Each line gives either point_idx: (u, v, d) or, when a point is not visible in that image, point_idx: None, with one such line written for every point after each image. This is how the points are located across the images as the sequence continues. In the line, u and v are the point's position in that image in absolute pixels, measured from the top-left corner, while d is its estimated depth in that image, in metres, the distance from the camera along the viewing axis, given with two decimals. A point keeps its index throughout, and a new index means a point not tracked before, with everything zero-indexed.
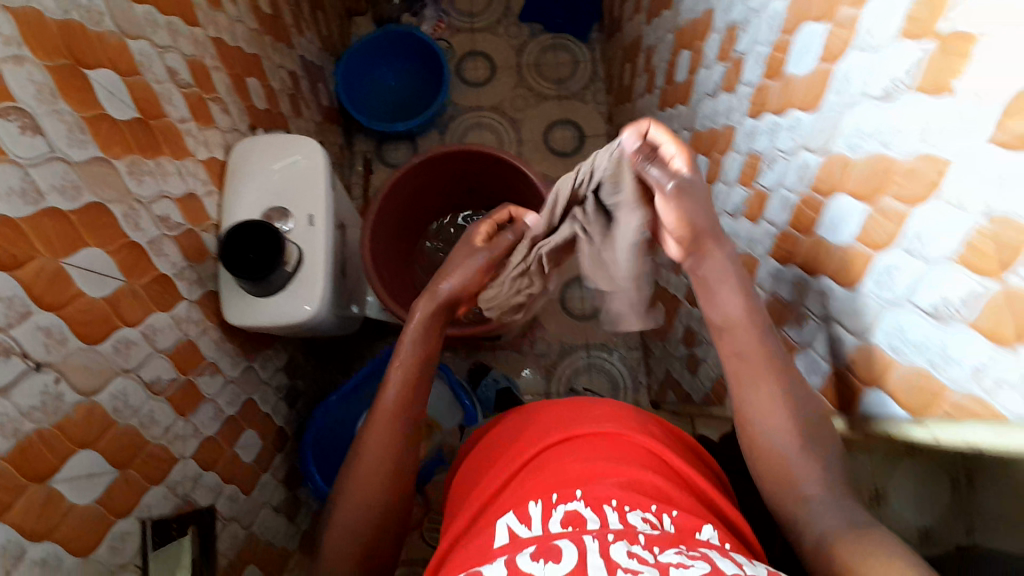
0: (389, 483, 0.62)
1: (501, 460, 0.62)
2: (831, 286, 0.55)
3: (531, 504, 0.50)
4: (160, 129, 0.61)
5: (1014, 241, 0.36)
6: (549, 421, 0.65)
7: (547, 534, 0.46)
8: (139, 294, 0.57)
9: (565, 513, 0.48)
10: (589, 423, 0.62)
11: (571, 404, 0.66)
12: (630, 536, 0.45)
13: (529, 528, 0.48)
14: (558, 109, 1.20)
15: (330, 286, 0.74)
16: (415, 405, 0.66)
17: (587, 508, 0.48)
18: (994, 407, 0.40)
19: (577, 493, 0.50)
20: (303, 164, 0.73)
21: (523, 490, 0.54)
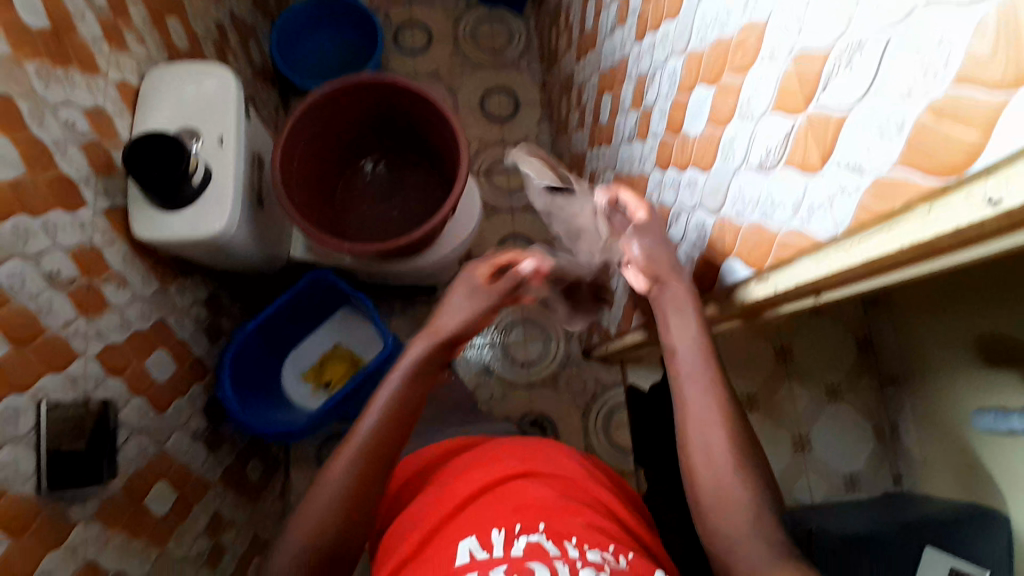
0: (342, 516, 0.57)
1: (452, 480, 0.63)
2: (695, 175, 0.61)
3: (494, 531, 0.52)
4: (72, 44, 0.65)
5: (812, 73, 0.41)
6: (498, 458, 0.65)
7: (511, 557, 0.48)
8: (42, 189, 0.60)
9: (528, 542, 0.50)
10: (544, 468, 0.63)
11: (524, 450, 0.67)
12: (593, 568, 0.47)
13: (490, 552, 0.50)
14: (493, 76, 1.26)
15: (242, 209, 0.77)
16: (390, 443, 0.61)
17: (549, 540, 0.50)
18: (810, 236, 0.45)
19: (539, 526, 0.52)
20: (215, 89, 0.77)
21: (484, 514, 0.55)
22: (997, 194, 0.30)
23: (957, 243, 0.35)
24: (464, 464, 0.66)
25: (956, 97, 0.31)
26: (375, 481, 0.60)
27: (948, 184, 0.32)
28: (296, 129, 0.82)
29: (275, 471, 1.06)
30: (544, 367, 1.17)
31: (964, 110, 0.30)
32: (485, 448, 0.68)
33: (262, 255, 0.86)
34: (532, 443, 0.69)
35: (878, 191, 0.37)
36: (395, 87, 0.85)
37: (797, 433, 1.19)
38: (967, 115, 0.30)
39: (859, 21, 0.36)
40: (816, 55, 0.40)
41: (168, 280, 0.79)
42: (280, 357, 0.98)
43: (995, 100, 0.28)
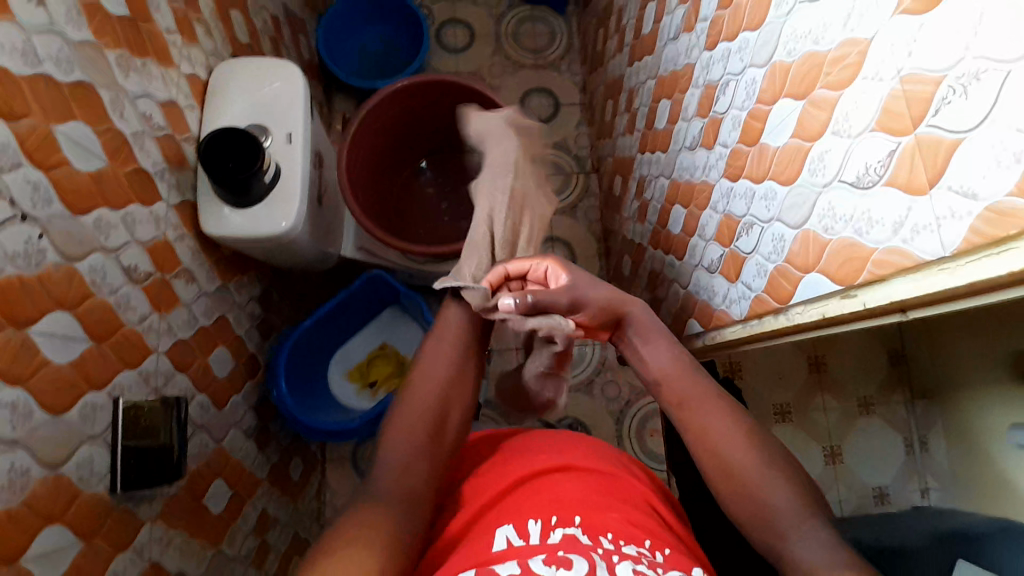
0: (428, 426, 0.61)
1: (490, 476, 0.64)
2: (772, 187, 0.58)
3: (530, 521, 0.52)
4: (149, 35, 0.64)
5: (925, 95, 0.39)
6: (541, 452, 0.65)
7: (548, 545, 0.48)
8: (121, 184, 0.59)
9: (563, 534, 0.50)
10: (583, 462, 0.63)
11: (567, 446, 0.66)
12: (633, 559, 0.48)
13: (528, 540, 0.50)
14: (535, 78, 1.26)
15: (307, 209, 0.77)
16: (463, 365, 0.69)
17: (585, 533, 0.50)
18: (910, 256, 0.42)
19: (575, 519, 0.52)
20: (282, 86, 0.77)
21: (519, 508, 0.55)
22: None
23: None
24: (503, 460, 0.66)
25: None
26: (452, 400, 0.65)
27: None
28: (370, 117, 0.90)
29: (314, 467, 1.06)
30: (580, 371, 1.17)
31: None
32: (520, 444, 0.69)
33: (318, 251, 0.86)
34: (574, 438, 0.69)
35: (989, 218, 0.36)
36: (414, 88, 0.91)
37: (829, 444, 1.20)
38: None
39: (980, 47, 0.34)
40: (931, 77, 0.38)
41: (229, 275, 0.79)
42: (328, 355, 0.98)
43: None
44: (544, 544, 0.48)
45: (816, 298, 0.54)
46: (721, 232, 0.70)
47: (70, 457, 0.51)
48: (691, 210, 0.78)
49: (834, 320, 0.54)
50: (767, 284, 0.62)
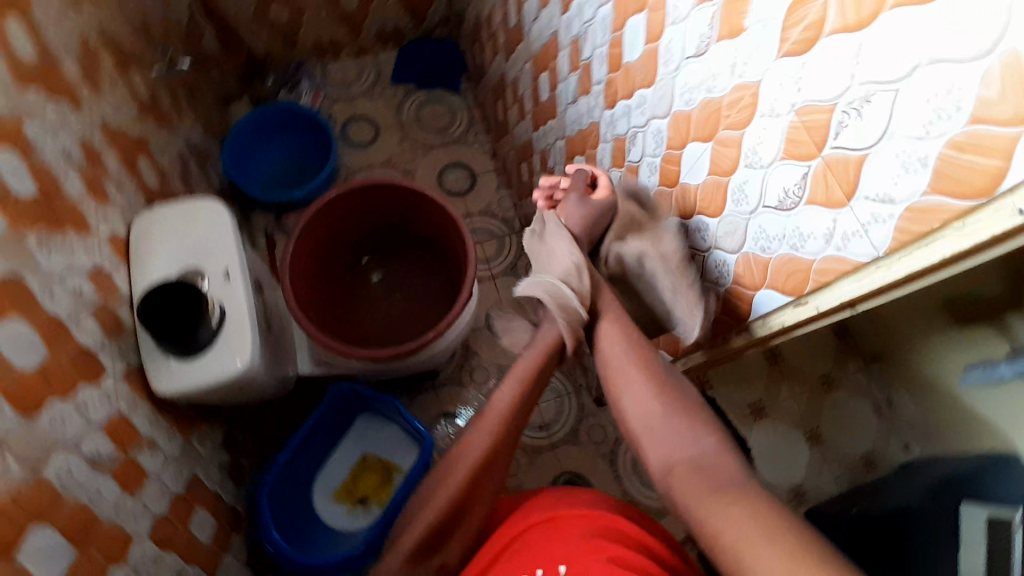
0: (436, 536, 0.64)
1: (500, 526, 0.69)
2: (702, 222, 0.63)
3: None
4: (64, 209, 0.63)
5: (822, 122, 0.44)
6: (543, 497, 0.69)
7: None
8: (66, 370, 0.56)
9: None
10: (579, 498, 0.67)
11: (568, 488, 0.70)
12: None
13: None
14: (446, 155, 1.29)
15: (260, 342, 0.75)
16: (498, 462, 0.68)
17: None
18: (848, 260, 0.47)
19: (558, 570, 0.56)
20: (208, 227, 0.76)
21: (515, 560, 0.60)
22: None
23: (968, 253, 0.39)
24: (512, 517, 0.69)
25: (973, 134, 0.34)
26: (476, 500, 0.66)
27: (979, 204, 0.36)
28: (301, 237, 0.87)
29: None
30: (561, 424, 1.17)
31: (983, 141, 0.34)
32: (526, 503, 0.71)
33: (275, 380, 0.83)
34: (576, 489, 0.70)
35: (911, 216, 0.40)
36: (333, 203, 0.90)
37: (807, 427, 1.27)
38: (983, 149, 0.34)
39: (863, 76, 0.39)
40: (823, 106, 0.43)
41: (189, 430, 0.75)
42: (309, 482, 0.94)
43: (1008, 132, 0.32)
44: None
45: (772, 310, 0.58)
46: None
47: None
48: None
49: (789, 327, 0.58)
50: (722, 307, 0.66)
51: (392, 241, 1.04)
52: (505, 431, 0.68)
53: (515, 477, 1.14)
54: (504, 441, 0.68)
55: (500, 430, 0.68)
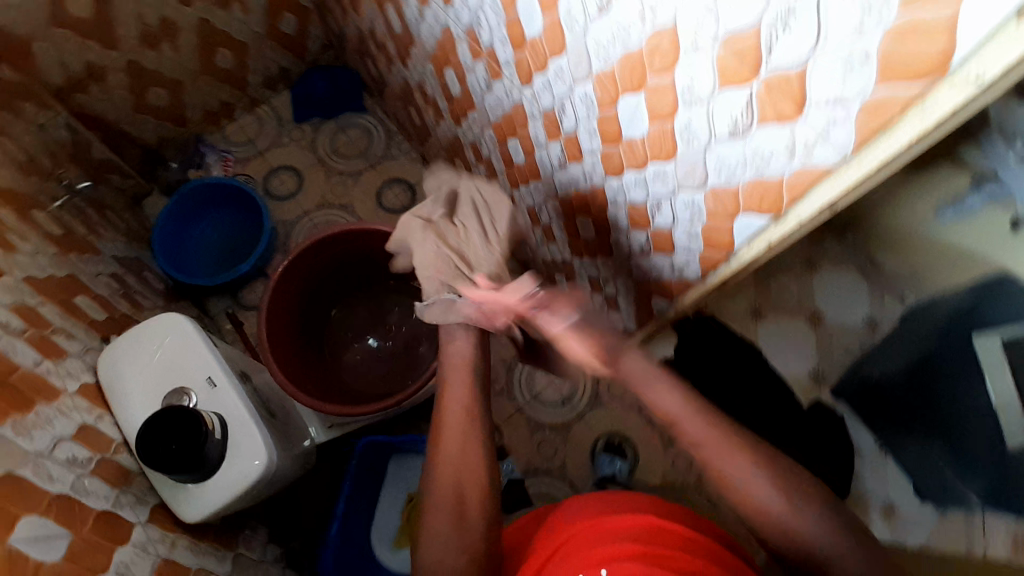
0: (449, 514, 0.67)
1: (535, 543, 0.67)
2: (659, 168, 0.61)
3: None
4: (25, 382, 0.60)
5: (749, 47, 0.42)
6: (583, 507, 0.67)
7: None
8: (94, 540, 0.54)
9: None
10: (617, 503, 0.65)
11: (607, 493, 0.69)
12: None
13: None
14: (377, 175, 1.26)
15: (270, 434, 0.72)
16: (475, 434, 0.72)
17: None
18: (818, 167, 0.47)
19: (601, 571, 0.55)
20: (173, 341, 0.72)
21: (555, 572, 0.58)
22: (980, 74, 0.34)
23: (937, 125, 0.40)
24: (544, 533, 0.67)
25: (908, 23, 0.34)
26: (473, 470, 0.70)
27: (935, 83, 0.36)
28: (270, 311, 0.85)
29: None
30: (581, 394, 1.18)
31: (920, 29, 0.34)
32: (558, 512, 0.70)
33: (296, 460, 0.81)
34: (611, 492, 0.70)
35: (869, 110, 0.41)
36: (288, 272, 0.87)
37: (807, 310, 1.28)
38: (925, 35, 0.34)
39: None
40: (745, 32, 0.42)
41: (233, 542, 0.74)
42: (365, 540, 0.91)
43: (941, 17, 0.32)
44: None
45: (747, 233, 0.60)
46: (634, 220, 0.73)
47: None
48: (595, 214, 0.81)
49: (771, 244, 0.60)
50: (706, 241, 0.66)
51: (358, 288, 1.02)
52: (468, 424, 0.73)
53: (556, 459, 1.14)
54: (471, 432, 0.72)
55: (467, 427, 0.72)
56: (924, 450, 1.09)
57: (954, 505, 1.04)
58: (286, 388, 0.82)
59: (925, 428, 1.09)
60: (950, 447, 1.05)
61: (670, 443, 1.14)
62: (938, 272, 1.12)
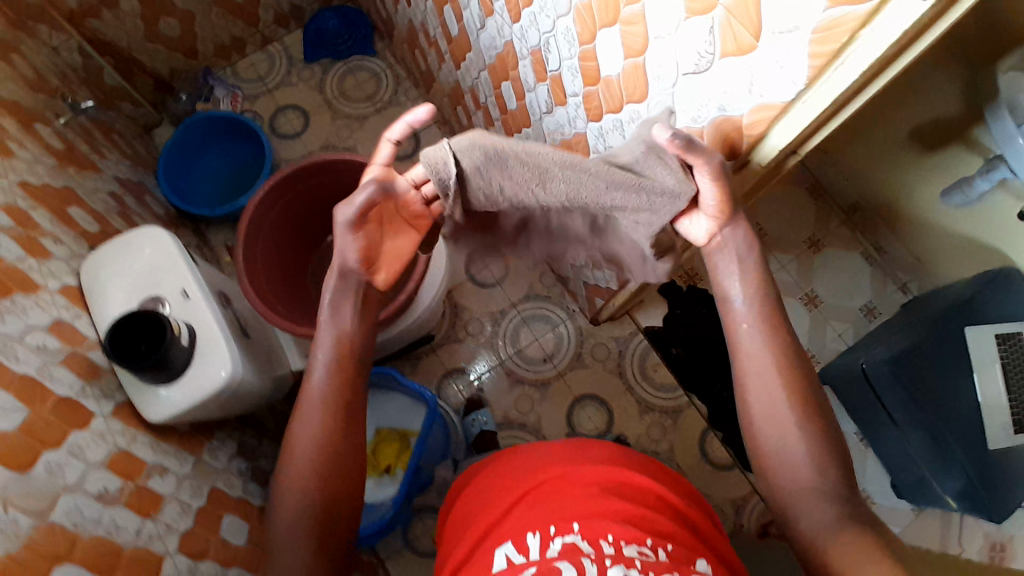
0: (308, 494, 0.60)
1: (499, 485, 0.66)
2: (634, 110, 0.60)
3: (529, 534, 0.54)
4: (6, 273, 0.63)
5: None
6: (557, 459, 0.67)
7: (545, 559, 0.50)
8: (50, 419, 0.57)
9: (564, 544, 0.51)
10: (587, 460, 0.64)
11: (578, 448, 0.69)
12: (626, 561, 0.48)
13: (527, 556, 0.52)
14: (382, 121, 1.27)
15: (240, 351, 0.75)
16: (343, 396, 0.64)
17: (585, 541, 0.51)
18: (774, 103, 0.47)
19: (574, 526, 0.53)
20: (154, 251, 0.75)
21: (526, 517, 0.57)
22: None
23: (895, 53, 0.40)
24: (507, 476, 0.67)
25: None
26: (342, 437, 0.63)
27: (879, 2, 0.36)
28: (249, 232, 0.86)
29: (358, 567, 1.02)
30: (564, 351, 1.18)
31: None
32: (520, 458, 0.70)
33: (268, 382, 0.84)
34: (583, 443, 0.71)
35: (817, 39, 0.40)
36: (274, 191, 0.89)
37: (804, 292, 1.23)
38: None
39: None
40: None
41: (198, 448, 0.77)
42: None
43: None
44: (538, 560, 0.50)
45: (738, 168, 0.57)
46: None
47: None
48: None
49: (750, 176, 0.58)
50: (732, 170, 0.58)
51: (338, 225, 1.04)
52: (335, 416, 0.63)
53: (533, 413, 1.16)
54: (336, 427, 0.63)
55: (333, 418, 0.63)
56: (905, 440, 1.06)
57: (926, 503, 1.08)
58: (260, 309, 0.83)
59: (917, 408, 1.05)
60: (929, 437, 1.03)
61: (647, 408, 1.15)
62: (945, 256, 1.12)
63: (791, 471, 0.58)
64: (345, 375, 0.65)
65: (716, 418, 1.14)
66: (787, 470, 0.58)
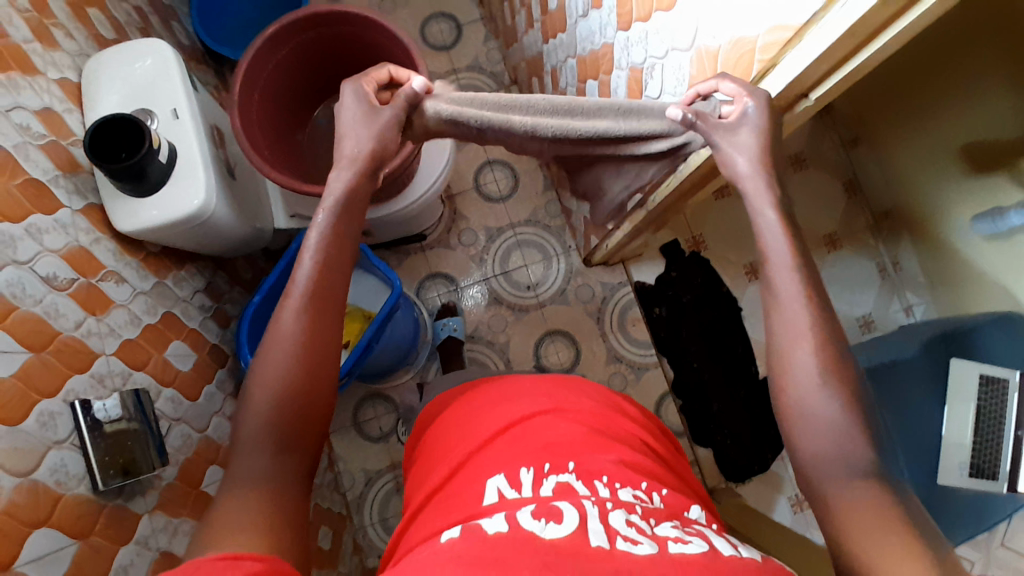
0: (287, 396, 0.50)
1: (480, 412, 0.64)
2: (660, 19, 0.55)
3: (522, 469, 0.51)
4: (5, 46, 0.61)
5: None
6: (541, 392, 0.65)
7: (541, 497, 0.48)
8: (15, 195, 0.57)
9: (558, 483, 0.49)
10: (575, 400, 0.63)
11: (558, 381, 0.68)
12: (625, 507, 0.47)
13: (519, 491, 0.49)
14: (429, 6, 1.22)
15: (218, 185, 0.75)
16: (335, 287, 0.54)
17: (580, 481, 0.49)
18: (789, 25, 0.43)
19: (569, 466, 0.51)
20: (153, 65, 0.74)
21: (510, 453, 0.54)
22: None
23: None
24: (487, 405, 0.64)
25: None
26: (328, 330, 0.53)
27: None
28: (246, 79, 0.82)
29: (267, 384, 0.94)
30: (550, 283, 1.17)
31: None
32: (499, 388, 0.68)
33: (248, 229, 0.85)
34: (557, 380, 0.68)
35: None
36: (291, 28, 0.84)
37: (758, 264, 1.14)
38: None
39: None
40: None
41: (163, 271, 0.78)
42: None
43: None
44: (534, 497, 0.47)
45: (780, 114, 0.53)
46: (632, 90, 0.68)
47: (42, 463, 0.52)
48: (603, 81, 0.75)
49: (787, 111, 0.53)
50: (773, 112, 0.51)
51: (336, 87, 1.01)
52: (314, 310, 0.52)
53: (503, 334, 1.16)
54: (322, 318, 0.52)
55: (325, 302, 0.53)
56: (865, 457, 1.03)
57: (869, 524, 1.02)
58: (244, 149, 0.79)
59: (893, 422, 0.98)
60: None
61: (614, 358, 1.15)
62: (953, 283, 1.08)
63: (818, 435, 0.48)
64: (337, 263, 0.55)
65: (679, 384, 1.13)
66: (814, 437, 0.48)
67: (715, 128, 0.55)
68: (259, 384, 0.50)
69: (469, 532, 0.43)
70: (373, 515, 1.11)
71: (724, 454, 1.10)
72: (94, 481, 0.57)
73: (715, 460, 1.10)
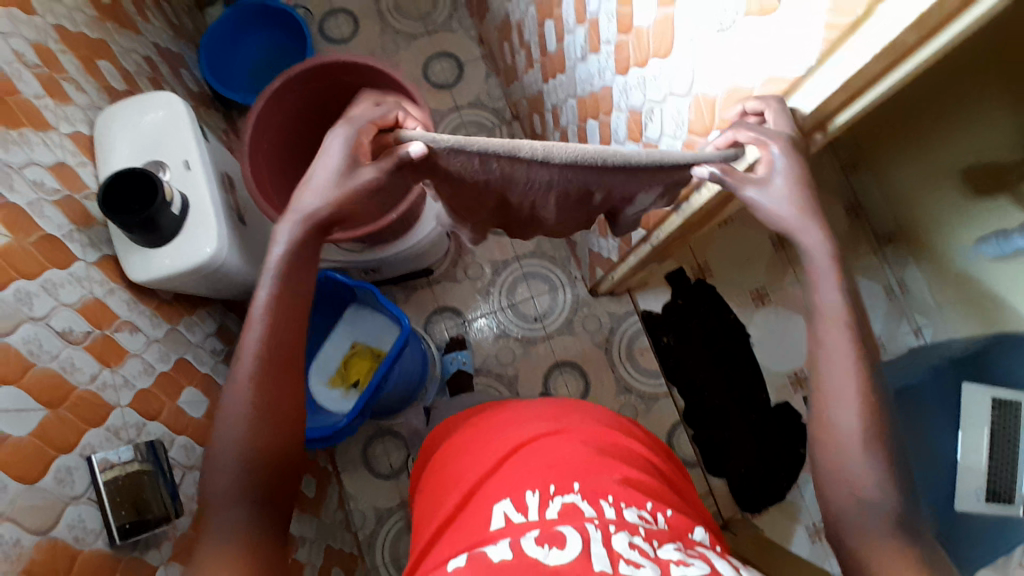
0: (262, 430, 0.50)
1: (487, 435, 0.64)
2: (659, 65, 0.56)
3: (528, 493, 0.51)
4: (18, 105, 0.63)
5: None
6: (547, 414, 0.65)
7: (546, 520, 0.47)
8: (30, 251, 0.58)
9: (564, 504, 0.49)
10: (578, 420, 0.63)
11: (567, 404, 0.68)
12: (629, 528, 0.47)
13: (526, 515, 0.49)
14: (431, 46, 1.25)
15: (228, 232, 0.76)
16: (296, 314, 0.54)
17: (585, 501, 0.49)
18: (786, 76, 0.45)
19: (574, 485, 0.51)
20: (165, 117, 0.76)
21: (517, 475, 0.54)
22: None
23: (916, 45, 0.38)
24: (493, 429, 0.64)
25: None
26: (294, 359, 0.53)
27: None
28: (256, 131, 0.85)
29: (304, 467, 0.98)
30: (556, 314, 1.18)
31: None
32: (508, 411, 0.68)
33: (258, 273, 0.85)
34: (564, 403, 0.68)
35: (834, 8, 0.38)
36: (297, 79, 0.87)
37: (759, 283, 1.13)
38: None
39: None
40: None
41: (175, 318, 0.79)
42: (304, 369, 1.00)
43: None
44: (539, 522, 0.47)
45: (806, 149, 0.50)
46: (631, 129, 0.69)
47: (59, 519, 0.52)
48: (602, 120, 0.76)
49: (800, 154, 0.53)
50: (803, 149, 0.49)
51: None
52: (278, 336, 0.52)
53: (511, 367, 1.16)
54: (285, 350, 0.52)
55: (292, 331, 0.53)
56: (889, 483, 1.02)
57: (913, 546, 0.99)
58: (257, 201, 0.81)
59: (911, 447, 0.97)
60: None
61: (623, 388, 1.15)
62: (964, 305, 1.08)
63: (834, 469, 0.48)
64: (289, 319, 0.53)
65: (690, 414, 1.13)
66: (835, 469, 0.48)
67: (744, 182, 0.51)
68: (222, 454, 0.49)
69: (476, 560, 0.44)
70: (386, 554, 1.10)
71: (739, 485, 1.09)
72: (111, 535, 0.57)
73: (729, 490, 1.09)
